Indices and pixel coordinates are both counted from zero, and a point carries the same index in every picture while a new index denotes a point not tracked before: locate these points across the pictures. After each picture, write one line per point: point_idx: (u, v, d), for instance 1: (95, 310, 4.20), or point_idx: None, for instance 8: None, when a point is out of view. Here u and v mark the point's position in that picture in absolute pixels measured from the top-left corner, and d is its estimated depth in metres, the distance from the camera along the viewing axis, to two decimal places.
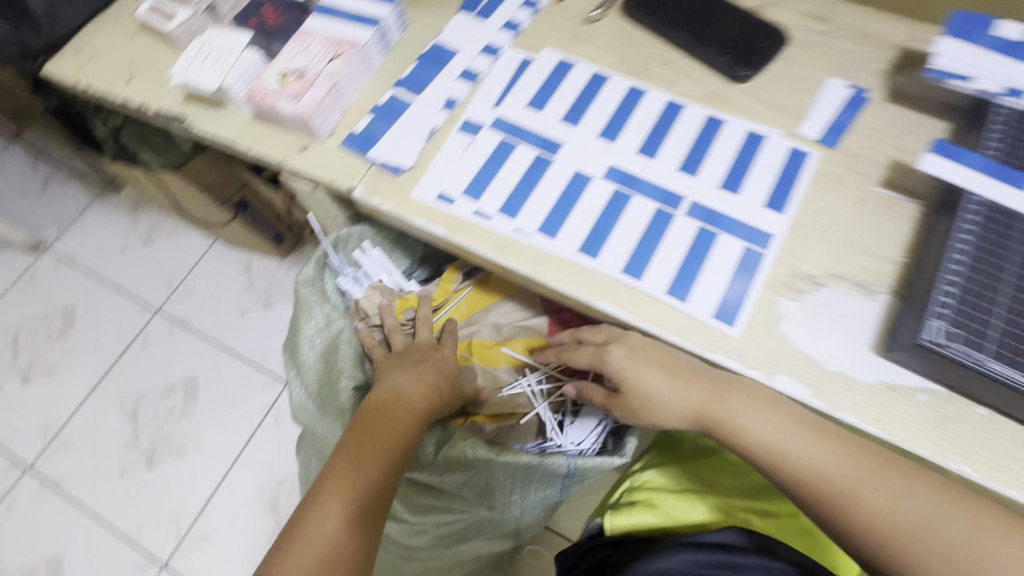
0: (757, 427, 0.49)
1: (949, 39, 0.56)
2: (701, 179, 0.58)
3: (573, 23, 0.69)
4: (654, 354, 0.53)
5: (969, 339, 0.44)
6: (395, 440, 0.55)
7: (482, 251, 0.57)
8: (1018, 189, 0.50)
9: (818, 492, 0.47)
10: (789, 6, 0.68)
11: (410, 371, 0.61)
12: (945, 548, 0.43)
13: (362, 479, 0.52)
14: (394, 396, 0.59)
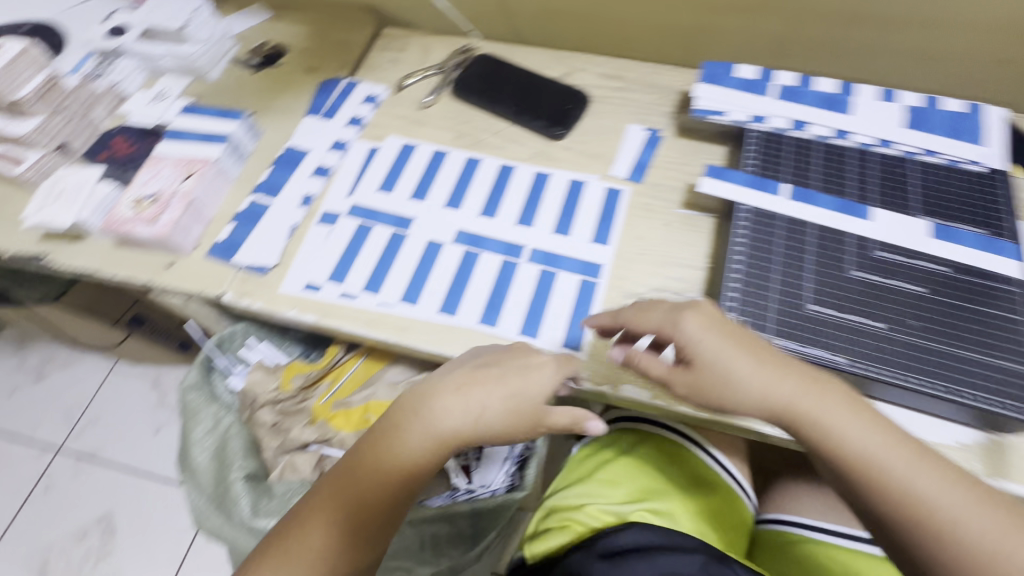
0: (848, 430, 0.47)
1: (705, 84, 0.70)
2: (537, 228, 0.67)
3: (411, 110, 0.79)
4: (723, 328, 0.50)
5: (754, 323, 0.55)
6: (385, 494, 0.51)
7: (352, 328, 0.61)
8: (773, 194, 0.62)
9: (880, 476, 0.46)
10: (589, 71, 0.81)
11: (451, 386, 0.52)
12: (990, 566, 0.42)
13: (339, 526, 0.50)
14: (418, 434, 0.52)
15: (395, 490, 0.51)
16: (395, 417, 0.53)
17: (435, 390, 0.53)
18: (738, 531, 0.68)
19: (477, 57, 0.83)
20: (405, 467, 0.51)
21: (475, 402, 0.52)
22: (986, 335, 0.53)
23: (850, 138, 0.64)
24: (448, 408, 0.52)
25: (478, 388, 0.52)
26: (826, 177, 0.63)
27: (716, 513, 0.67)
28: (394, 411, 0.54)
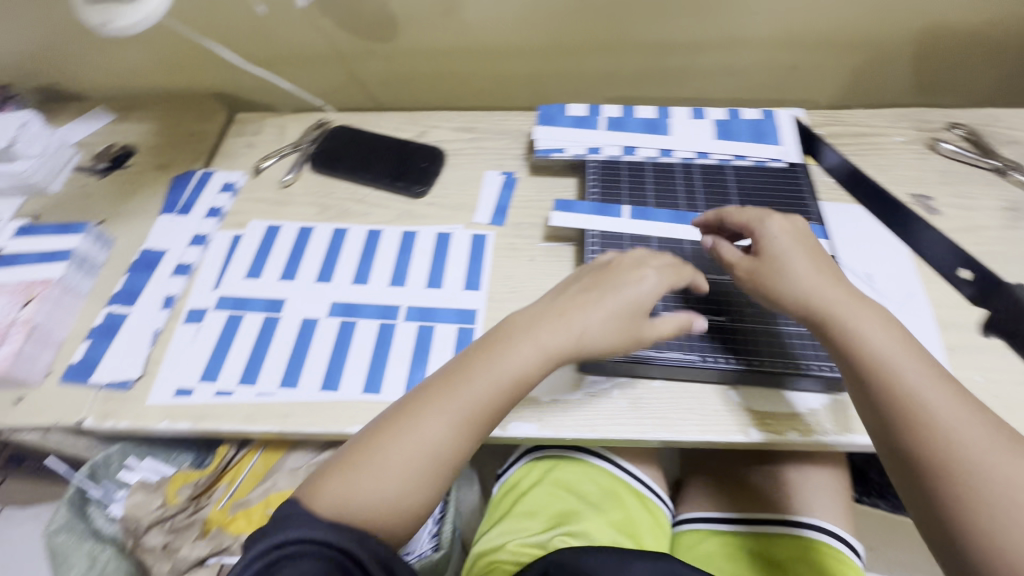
0: (871, 336, 0.50)
1: (542, 126, 0.77)
2: (410, 286, 0.69)
3: (272, 190, 0.79)
4: (806, 242, 0.57)
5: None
6: (483, 408, 0.51)
7: (231, 426, 0.59)
8: (616, 217, 0.69)
9: (885, 377, 0.49)
10: (442, 127, 0.86)
11: (585, 308, 0.55)
12: (977, 482, 0.44)
13: (382, 480, 0.48)
14: (475, 388, 0.51)
15: (433, 453, 0.49)
16: (511, 331, 0.55)
17: (598, 284, 0.57)
18: (660, 531, 0.70)
19: (332, 130, 0.85)
20: (448, 426, 0.50)
21: (636, 288, 0.56)
22: None
23: (673, 155, 0.73)
24: (619, 287, 0.56)
25: (568, 319, 0.55)
26: (659, 193, 0.71)
27: (633, 519, 0.69)
28: (466, 356, 0.54)
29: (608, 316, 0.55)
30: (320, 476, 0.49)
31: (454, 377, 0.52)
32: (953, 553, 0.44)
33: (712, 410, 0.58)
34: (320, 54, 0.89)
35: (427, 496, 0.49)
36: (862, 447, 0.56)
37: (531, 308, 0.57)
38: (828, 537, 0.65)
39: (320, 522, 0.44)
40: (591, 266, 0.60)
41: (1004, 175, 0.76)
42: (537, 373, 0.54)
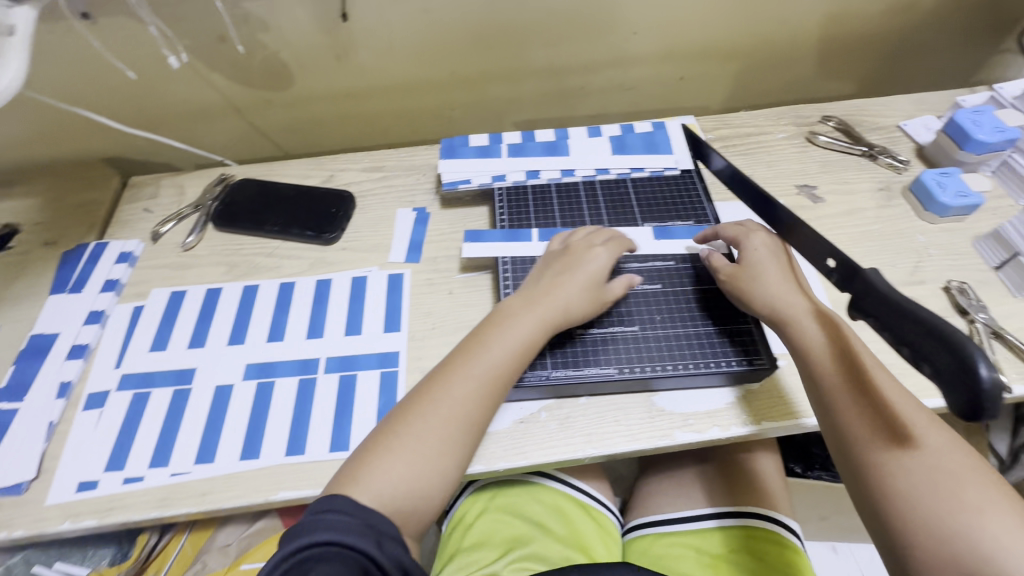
0: (824, 337, 0.54)
1: (446, 159, 0.78)
2: (328, 337, 0.67)
3: (174, 255, 0.75)
4: (783, 257, 0.61)
5: (534, 364, 0.61)
6: (488, 389, 0.55)
7: (143, 515, 0.55)
8: (528, 241, 0.71)
9: (827, 369, 0.53)
10: (350, 169, 0.85)
11: (566, 280, 0.62)
12: (910, 471, 0.46)
13: (412, 453, 0.51)
14: (484, 361, 0.56)
15: (452, 424, 0.53)
16: (516, 303, 0.61)
17: (567, 266, 0.63)
18: (610, 543, 0.71)
19: (235, 184, 0.82)
20: (462, 399, 0.53)
21: (597, 265, 0.63)
22: (713, 308, 0.64)
23: (576, 174, 0.77)
24: (583, 266, 0.63)
25: (545, 300, 0.60)
26: (566, 212, 0.74)
27: (582, 533, 0.70)
28: (473, 334, 0.59)
29: (582, 286, 0.61)
30: (348, 465, 0.51)
31: (474, 349, 0.57)
32: (880, 528, 0.46)
33: (637, 419, 0.60)
34: (214, 108, 0.87)
35: (448, 466, 0.51)
36: (778, 432, 0.59)
37: (517, 295, 0.62)
38: (767, 522, 0.67)
39: (350, 515, 0.45)
40: (550, 254, 0.66)
41: (874, 159, 0.83)
42: (545, 334, 0.59)
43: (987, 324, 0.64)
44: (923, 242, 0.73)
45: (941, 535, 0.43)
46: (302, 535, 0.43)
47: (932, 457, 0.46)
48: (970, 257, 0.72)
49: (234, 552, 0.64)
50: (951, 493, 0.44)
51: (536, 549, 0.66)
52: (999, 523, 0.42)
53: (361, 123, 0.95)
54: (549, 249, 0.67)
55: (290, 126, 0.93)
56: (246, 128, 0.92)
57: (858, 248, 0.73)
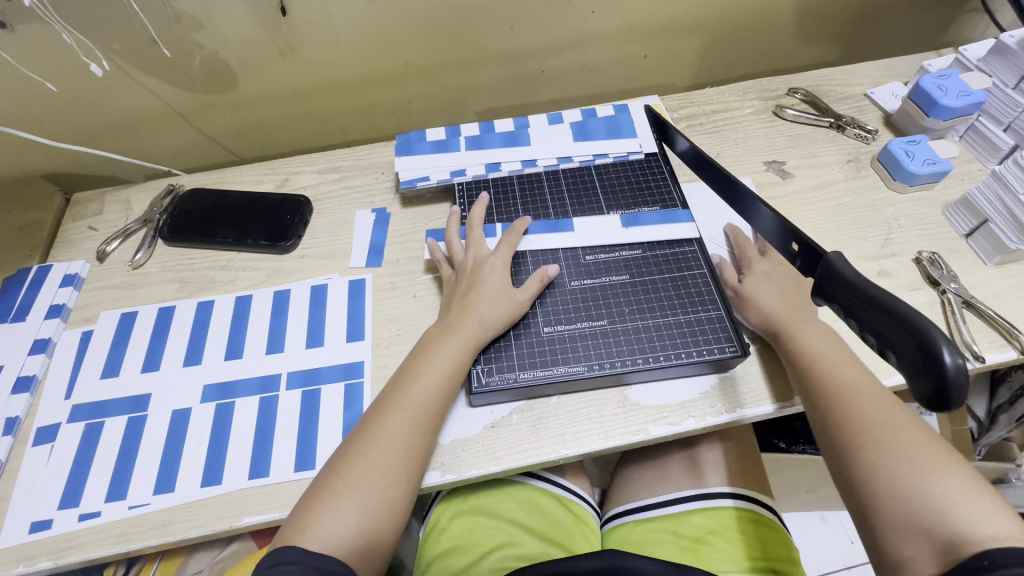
0: (802, 335, 0.55)
1: (402, 157, 0.75)
2: (290, 351, 0.64)
3: (123, 273, 0.72)
4: (781, 277, 0.61)
5: (500, 368, 0.59)
6: (424, 416, 0.54)
7: (101, 553, 0.53)
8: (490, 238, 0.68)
9: (805, 365, 0.53)
10: (305, 171, 0.82)
11: (473, 297, 0.61)
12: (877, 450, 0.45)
13: (361, 493, 0.50)
14: (416, 390, 0.55)
15: (392, 456, 0.52)
16: (436, 331, 0.60)
17: (469, 285, 0.62)
18: (589, 534, 0.71)
19: (183, 195, 0.78)
20: (399, 429, 0.53)
21: (497, 275, 0.63)
22: (681, 297, 0.62)
23: (538, 165, 0.74)
24: (485, 282, 0.62)
25: (461, 322, 0.59)
26: (530, 207, 0.72)
27: (560, 526, 0.69)
28: (403, 367, 0.58)
29: (492, 299, 0.60)
30: (294, 514, 0.50)
31: (405, 379, 0.56)
32: (852, 499, 0.46)
33: (610, 414, 0.58)
34: (156, 115, 0.83)
35: (394, 499, 0.51)
36: (754, 418, 0.58)
37: (437, 324, 0.61)
38: (743, 500, 0.67)
39: (298, 563, 0.44)
40: (447, 280, 0.65)
41: (842, 130, 0.81)
42: (474, 353, 0.58)
43: (959, 294, 0.63)
44: (893, 213, 0.72)
45: (904, 496, 0.43)
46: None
47: (898, 429, 0.46)
48: (940, 227, 0.71)
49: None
50: (909, 458, 0.44)
51: (516, 549, 0.65)
52: (955, 483, 0.42)
53: (315, 122, 0.91)
54: (446, 275, 0.66)
55: (241, 130, 0.89)
56: (193, 134, 0.87)
57: (828, 223, 0.72)
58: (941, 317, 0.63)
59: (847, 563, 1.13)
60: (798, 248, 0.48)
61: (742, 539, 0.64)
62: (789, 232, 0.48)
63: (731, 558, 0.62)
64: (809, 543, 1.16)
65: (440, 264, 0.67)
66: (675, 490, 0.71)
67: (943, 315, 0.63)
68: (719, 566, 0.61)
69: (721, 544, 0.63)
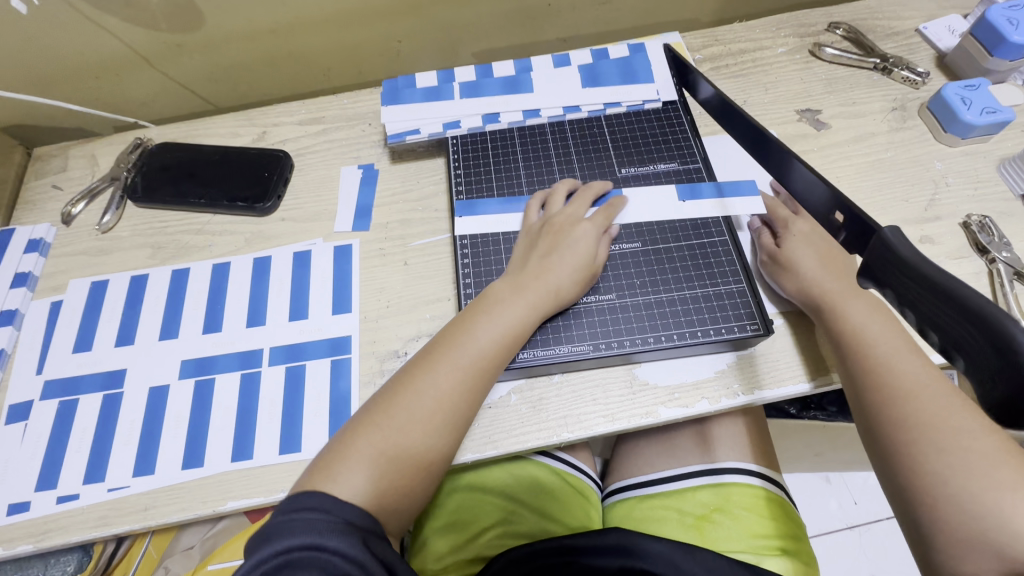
0: (858, 321, 0.50)
1: (389, 106, 0.67)
2: (271, 324, 0.60)
3: (91, 239, 0.66)
4: (819, 244, 0.55)
5: None
6: (477, 382, 0.49)
7: (82, 537, 0.50)
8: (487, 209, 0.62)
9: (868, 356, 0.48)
10: (284, 122, 0.74)
11: (557, 259, 0.54)
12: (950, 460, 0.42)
13: (398, 451, 0.46)
14: (471, 348, 0.50)
15: (438, 413, 0.47)
16: (503, 288, 0.53)
17: (552, 245, 0.55)
18: (588, 509, 0.68)
19: (152, 149, 0.71)
20: (447, 386, 0.48)
21: (586, 237, 0.56)
22: (701, 267, 0.56)
23: (542, 115, 0.66)
24: (570, 242, 0.55)
25: (531, 283, 0.53)
26: (532, 164, 0.65)
27: (559, 500, 0.66)
28: (457, 320, 0.53)
29: (574, 267, 0.54)
30: (322, 461, 0.46)
31: (458, 333, 0.51)
32: (901, 506, 0.44)
33: (616, 395, 0.53)
34: (117, 59, 0.74)
35: (431, 460, 0.47)
36: (789, 396, 0.54)
37: (507, 278, 0.55)
38: (761, 480, 0.64)
39: (324, 512, 0.41)
40: (530, 229, 0.58)
41: (888, 73, 0.71)
42: (537, 320, 0.52)
43: (1010, 265, 0.56)
44: (941, 169, 0.64)
45: (971, 510, 0.40)
46: (270, 541, 0.39)
47: (964, 441, 0.42)
48: (993, 185, 0.63)
49: (200, 553, 0.62)
50: (983, 469, 0.41)
51: (519, 524, 0.64)
52: (1020, 504, 0.39)
53: (295, 66, 0.82)
54: (529, 223, 0.59)
55: (213, 75, 0.80)
56: (161, 80, 0.79)
57: (867, 181, 0.64)
58: (987, 289, 0.57)
59: (848, 523, 1.12)
60: (843, 218, 0.40)
61: (749, 516, 0.61)
62: (836, 200, 0.41)
63: (737, 537, 0.60)
64: (812, 503, 1.15)
65: (528, 206, 0.60)
66: (682, 465, 0.67)
67: (989, 287, 0.57)
68: (724, 545, 0.59)
69: (727, 522, 0.61)
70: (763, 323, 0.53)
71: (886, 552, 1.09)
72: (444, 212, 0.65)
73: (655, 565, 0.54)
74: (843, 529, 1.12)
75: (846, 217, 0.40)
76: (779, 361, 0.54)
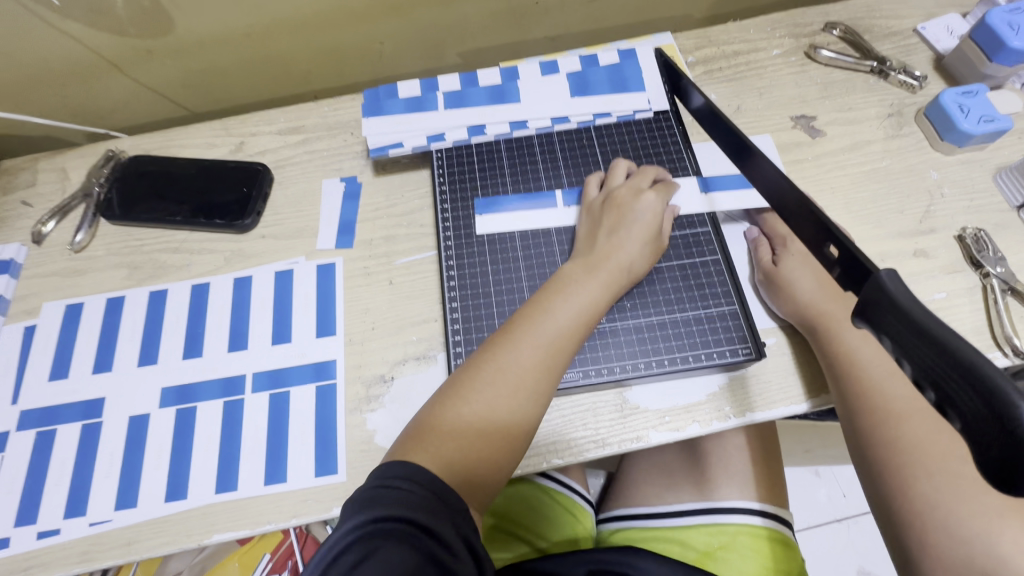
0: (852, 343, 0.49)
1: (371, 118, 0.65)
2: (254, 348, 0.58)
3: (63, 259, 0.64)
4: (815, 263, 0.55)
5: None
6: (558, 359, 0.48)
7: (65, 572, 0.50)
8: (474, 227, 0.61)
9: (864, 378, 0.48)
10: (263, 132, 0.71)
11: (625, 237, 0.54)
12: (937, 486, 0.42)
13: (484, 429, 0.45)
14: (548, 327, 0.48)
15: (522, 391, 0.46)
16: (574, 268, 0.53)
17: (618, 222, 0.55)
18: (578, 525, 0.70)
19: (125, 162, 0.69)
20: (531, 363, 0.47)
21: (652, 216, 0.55)
22: (692, 286, 0.56)
23: (529, 126, 0.64)
24: (637, 220, 0.55)
25: (604, 262, 0.52)
26: (519, 179, 0.63)
27: (547, 518, 0.70)
28: (532, 299, 0.51)
29: (642, 243, 0.54)
30: (405, 438, 0.45)
31: (535, 311, 0.50)
32: (888, 526, 0.44)
33: (607, 420, 0.53)
34: (85, 66, 0.71)
35: (517, 438, 0.46)
36: (782, 416, 0.53)
37: (575, 259, 0.54)
38: (764, 518, 0.64)
39: (422, 492, 0.39)
40: (590, 205, 0.58)
41: (885, 76, 0.69)
42: (609, 300, 0.52)
43: (1003, 280, 0.56)
44: (936, 179, 0.63)
45: (962, 539, 0.41)
46: (364, 509, 0.38)
47: (952, 465, 0.43)
48: (989, 195, 0.62)
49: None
50: (969, 497, 0.41)
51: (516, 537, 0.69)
52: (1006, 530, 0.40)
53: (273, 69, 0.78)
54: (590, 199, 0.59)
55: (187, 80, 0.77)
56: (133, 85, 0.75)
57: (861, 192, 0.63)
58: (980, 305, 0.56)
59: (839, 517, 1.08)
60: (837, 255, 0.39)
61: (752, 556, 0.61)
62: (828, 232, 0.40)
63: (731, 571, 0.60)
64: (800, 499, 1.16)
65: (588, 181, 0.61)
66: (678, 502, 0.68)
67: (982, 303, 0.56)
68: None
69: (728, 560, 0.61)
70: (752, 345, 0.53)
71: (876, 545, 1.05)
72: (430, 227, 0.63)
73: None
74: (834, 521, 1.07)
75: (840, 254, 0.39)
76: (771, 381, 0.53)
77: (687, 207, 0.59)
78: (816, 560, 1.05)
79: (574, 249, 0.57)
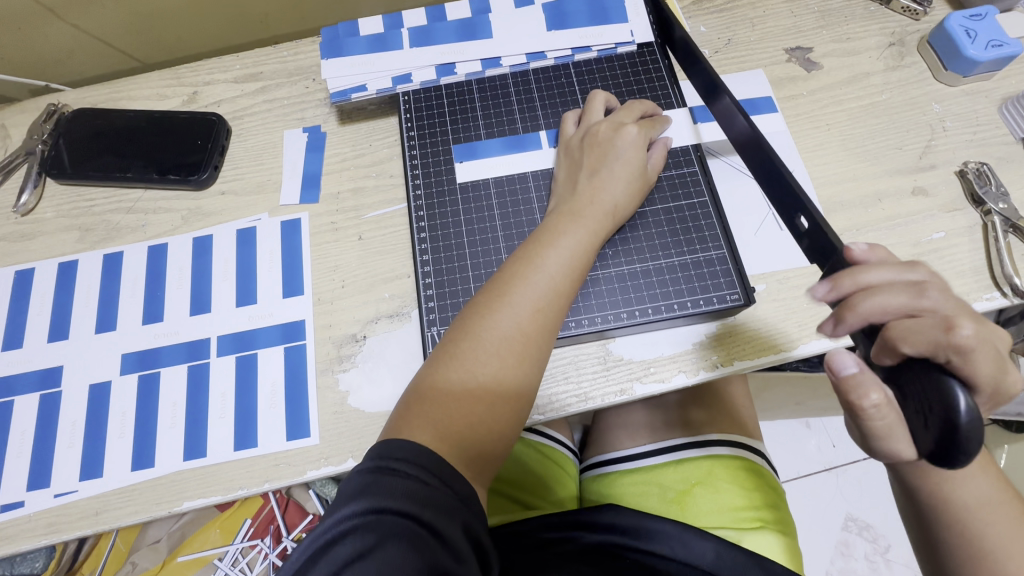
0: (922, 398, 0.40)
1: (330, 59, 0.59)
2: (217, 311, 0.55)
3: (9, 222, 0.60)
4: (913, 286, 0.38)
5: None
6: (550, 314, 0.45)
7: (32, 544, 0.48)
8: (448, 176, 0.57)
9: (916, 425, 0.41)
10: (217, 80, 0.66)
11: (613, 177, 0.50)
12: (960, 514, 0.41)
13: (485, 397, 0.42)
14: (539, 282, 0.45)
15: (523, 355, 0.44)
16: (557, 214, 0.49)
17: (602, 160, 0.51)
18: (565, 481, 0.70)
19: (69, 116, 0.63)
20: (529, 324, 0.44)
21: (636, 151, 0.51)
22: (679, 231, 0.53)
23: (503, 65, 0.60)
24: (621, 158, 0.51)
25: (592, 206, 0.49)
26: (493, 123, 0.59)
27: (534, 470, 0.70)
28: (518, 252, 0.47)
29: (628, 182, 0.50)
30: (400, 410, 0.43)
31: (523, 267, 0.46)
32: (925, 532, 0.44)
33: (589, 372, 0.50)
34: (18, 12, 0.64)
35: (524, 403, 0.44)
36: (772, 363, 0.51)
37: (558, 205, 0.51)
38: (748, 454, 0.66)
39: (422, 481, 0.37)
40: (569, 143, 0.54)
41: (886, 3, 0.64)
42: (598, 247, 0.49)
43: (1006, 217, 0.53)
44: (938, 112, 0.59)
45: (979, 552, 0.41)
46: (358, 497, 0.36)
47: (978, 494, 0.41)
48: (993, 128, 0.58)
49: (166, 545, 0.82)
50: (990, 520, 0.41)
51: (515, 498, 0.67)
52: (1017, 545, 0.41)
53: (227, 12, 0.72)
54: (569, 137, 0.55)
55: (133, 25, 0.71)
56: (73, 32, 0.69)
57: (858, 127, 0.59)
58: (981, 244, 0.53)
59: (827, 465, 1.05)
60: (806, 226, 0.44)
61: (728, 488, 0.63)
62: (799, 207, 0.44)
63: (720, 510, 0.62)
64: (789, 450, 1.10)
65: (566, 118, 0.56)
66: (664, 439, 0.67)
67: (982, 243, 0.53)
68: (705, 519, 0.61)
69: (709, 496, 0.62)
70: (960, 451, 0.31)
71: (863, 490, 1.03)
72: (400, 177, 0.59)
73: (653, 540, 0.53)
74: (823, 470, 1.05)
75: (810, 226, 0.43)
76: (770, 330, 0.50)
77: (674, 140, 0.56)
78: (804, 509, 1.03)
79: (553, 197, 0.53)
